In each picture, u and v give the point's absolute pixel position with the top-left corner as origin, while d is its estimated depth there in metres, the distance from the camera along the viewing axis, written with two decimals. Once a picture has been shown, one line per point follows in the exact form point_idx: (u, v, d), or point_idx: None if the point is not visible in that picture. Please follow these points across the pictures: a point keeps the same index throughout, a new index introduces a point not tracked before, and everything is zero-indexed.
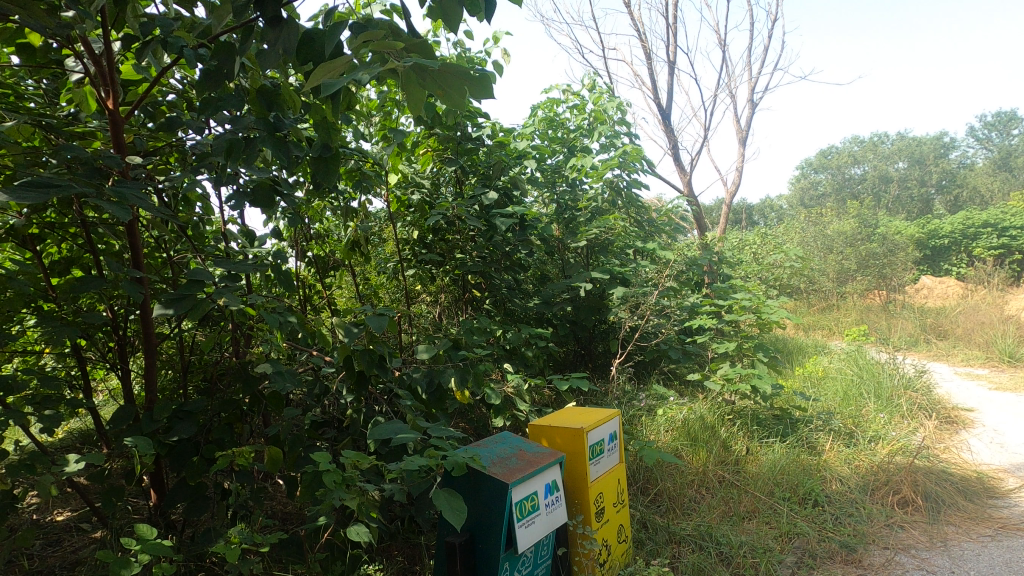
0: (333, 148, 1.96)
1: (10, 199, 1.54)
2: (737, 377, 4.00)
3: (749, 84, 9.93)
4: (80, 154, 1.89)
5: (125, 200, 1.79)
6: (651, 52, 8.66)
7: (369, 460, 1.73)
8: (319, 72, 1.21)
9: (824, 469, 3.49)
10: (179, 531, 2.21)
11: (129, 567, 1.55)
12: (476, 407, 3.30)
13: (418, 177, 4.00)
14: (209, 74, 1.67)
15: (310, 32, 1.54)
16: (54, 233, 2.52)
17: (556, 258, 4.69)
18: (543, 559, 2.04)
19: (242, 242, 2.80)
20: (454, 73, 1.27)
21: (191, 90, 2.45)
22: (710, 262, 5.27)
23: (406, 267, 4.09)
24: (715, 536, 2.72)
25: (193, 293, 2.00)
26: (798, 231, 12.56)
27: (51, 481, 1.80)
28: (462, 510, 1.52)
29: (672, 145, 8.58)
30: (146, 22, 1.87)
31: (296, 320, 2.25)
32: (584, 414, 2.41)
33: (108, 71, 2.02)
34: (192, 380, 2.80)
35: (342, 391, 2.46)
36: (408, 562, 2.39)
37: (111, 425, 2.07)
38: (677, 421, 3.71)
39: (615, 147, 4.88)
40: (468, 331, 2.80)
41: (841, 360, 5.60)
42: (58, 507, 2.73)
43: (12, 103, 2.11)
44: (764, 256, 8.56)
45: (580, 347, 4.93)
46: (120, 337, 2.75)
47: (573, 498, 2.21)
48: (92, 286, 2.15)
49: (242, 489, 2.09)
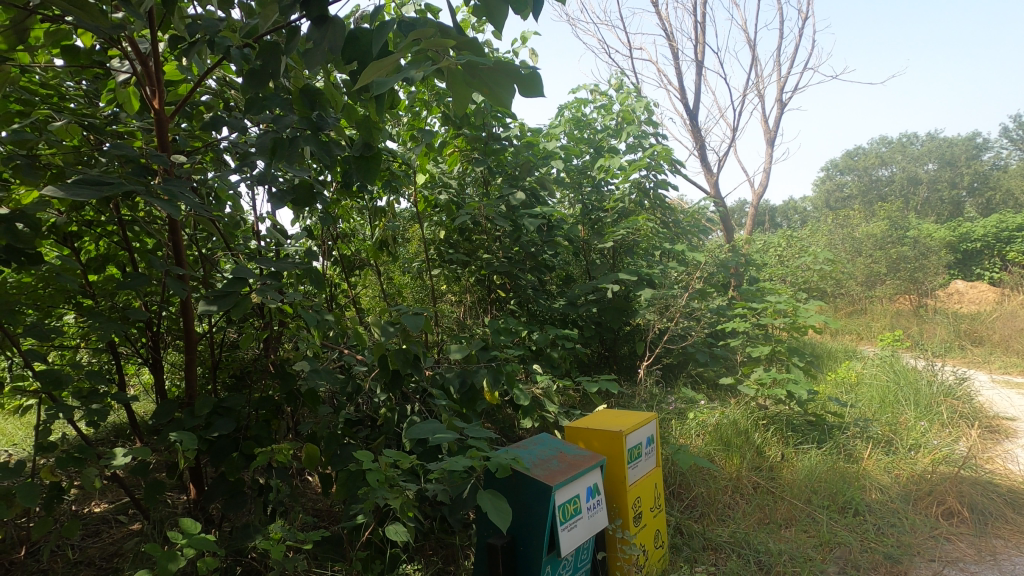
0: (374, 147, 1.98)
1: (67, 197, 1.57)
2: (772, 381, 3.92)
3: (778, 83, 9.80)
4: (130, 153, 1.94)
5: (174, 198, 1.83)
6: (679, 52, 8.59)
7: (409, 461, 1.73)
8: (368, 71, 1.19)
9: (864, 478, 3.41)
10: (217, 527, 2.24)
11: (177, 560, 1.58)
12: (504, 408, 3.29)
13: (445, 177, 4.00)
14: (253, 73, 1.66)
15: (354, 31, 1.53)
16: (91, 231, 2.56)
17: (581, 259, 4.66)
18: (583, 563, 2.03)
19: (273, 241, 2.81)
20: (503, 70, 1.24)
21: (228, 90, 2.48)
22: (738, 264, 5.22)
23: (432, 267, 4.11)
24: (752, 543, 2.68)
25: (236, 290, 2.05)
26: (825, 233, 12.35)
27: (97, 474, 1.83)
28: (508, 512, 1.51)
29: (699, 146, 8.49)
30: (191, 24, 1.90)
31: (332, 318, 2.27)
32: (621, 416, 2.38)
33: (154, 71, 2.06)
34: (224, 376, 2.83)
35: (375, 390, 2.49)
36: (443, 562, 2.38)
37: (154, 420, 2.11)
38: (709, 425, 3.66)
39: (642, 148, 4.84)
40: (496, 331, 2.81)
41: (875, 365, 5.48)
42: (96, 499, 2.78)
43: (56, 103, 2.15)
44: (789, 259, 8.46)
45: (605, 348, 4.88)
46: (155, 333, 2.79)
47: (611, 502, 2.18)
48: (134, 283, 2.19)
49: (281, 485, 2.11)
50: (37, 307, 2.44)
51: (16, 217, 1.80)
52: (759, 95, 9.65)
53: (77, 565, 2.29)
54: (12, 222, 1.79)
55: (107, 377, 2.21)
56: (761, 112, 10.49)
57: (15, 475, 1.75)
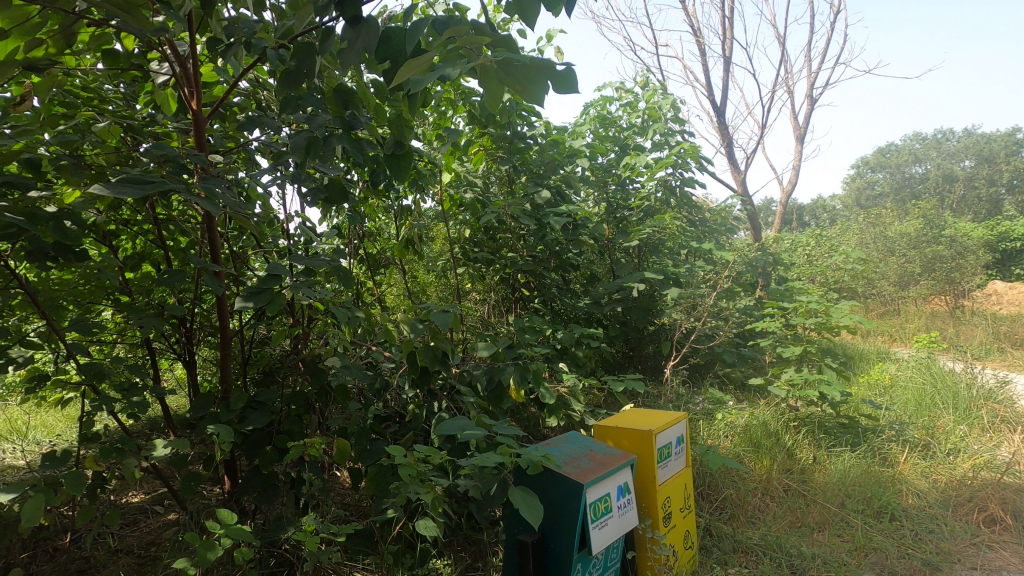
0: (406, 145, 2.01)
1: (113, 195, 1.62)
2: (803, 383, 3.85)
3: (809, 79, 9.59)
4: (169, 153, 1.98)
5: (213, 196, 1.87)
6: (706, 48, 8.47)
7: (440, 457, 1.74)
8: (404, 70, 1.19)
9: (900, 482, 3.33)
10: (251, 518, 2.29)
11: (215, 550, 1.63)
12: (529, 407, 3.29)
13: (470, 176, 4.01)
14: (288, 73, 1.68)
15: (388, 30, 1.52)
16: (128, 229, 2.63)
17: (606, 258, 4.64)
18: (612, 562, 2.03)
19: (303, 239, 2.86)
20: (537, 67, 1.23)
21: (261, 91, 2.52)
22: (767, 263, 5.13)
23: (456, 266, 4.13)
24: (784, 547, 2.63)
25: (270, 287, 2.09)
26: (856, 232, 12.06)
27: (137, 465, 1.89)
28: (539, 509, 1.51)
29: (726, 143, 8.36)
30: (229, 27, 1.95)
31: (362, 315, 2.30)
32: (650, 416, 2.36)
33: (192, 73, 2.12)
34: (255, 371, 2.89)
35: (403, 387, 2.51)
36: (471, 558, 2.39)
37: (190, 413, 2.16)
38: (738, 427, 3.61)
39: (669, 145, 4.79)
40: (522, 329, 2.81)
41: (910, 367, 5.35)
42: (133, 489, 2.86)
43: (97, 106, 2.22)
44: (819, 259, 8.29)
45: (629, 348, 4.84)
46: (188, 329, 2.86)
47: (640, 501, 2.16)
48: (174, 280, 2.26)
49: (313, 479, 2.15)
50: (78, 303, 2.52)
51: (63, 215, 1.86)
52: (789, 91, 9.46)
53: (117, 553, 2.36)
54: (60, 220, 1.86)
55: (145, 371, 2.28)
56: (791, 108, 10.29)
57: (61, 464, 1.81)
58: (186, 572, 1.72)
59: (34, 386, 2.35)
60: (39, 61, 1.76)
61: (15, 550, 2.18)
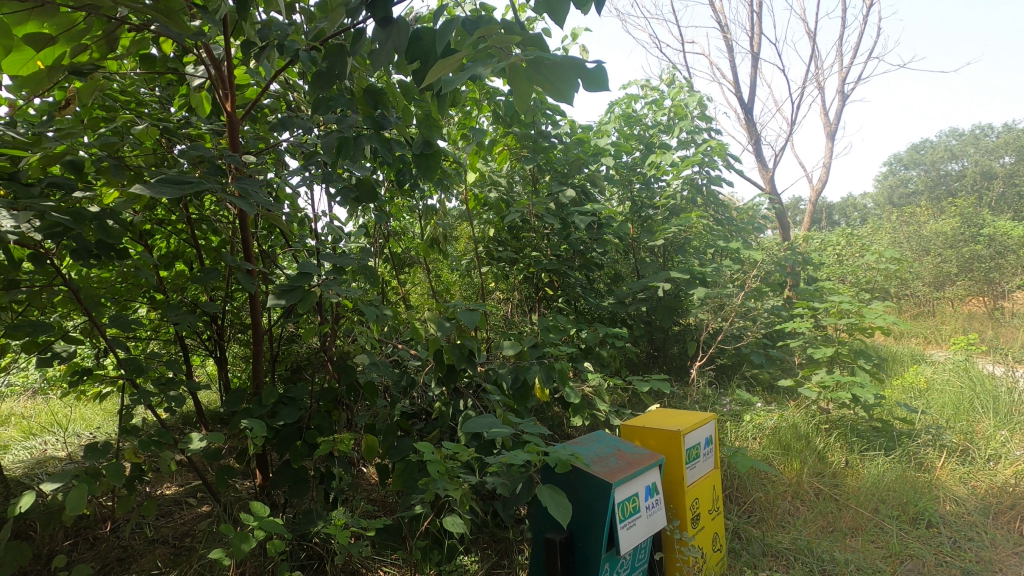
0: (434, 145, 2.02)
1: (152, 195, 1.67)
2: (835, 385, 3.76)
3: (839, 75, 9.37)
4: (205, 153, 2.03)
5: (248, 196, 1.91)
6: (733, 44, 8.34)
7: (467, 455, 1.76)
8: (435, 70, 1.19)
9: (937, 488, 3.23)
10: (282, 512, 2.34)
11: (249, 541, 1.67)
12: (553, 406, 3.28)
13: (495, 176, 4.02)
14: (319, 74, 1.68)
15: (418, 31, 1.52)
16: (163, 229, 2.70)
17: (631, 257, 4.61)
18: (640, 563, 2.01)
19: (330, 237, 2.90)
20: (567, 65, 1.22)
21: (290, 93, 2.57)
22: (795, 262, 5.03)
23: (480, 265, 4.16)
24: (816, 552, 2.58)
25: (302, 285, 2.12)
26: (889, 231, 11.75)
27: (173, 457, 1.94)
28: (567, 507, 1.51)
29: (753, 140, 8.22)
30: (262, 31, 1.99)
31: (389, 313, 2.33)
32: (678, 416, 2.34)
33: (227, 75, 2.16)
34: (284, 367, 2.94)
35: (429, 385, 2.53)
36: (497, 556, 2.40)
37: (223, 408, 2.22)
38: (766, 428, 3.58)
39: (695, 143, 4.73)
40: (547, 328, 2.81)
41: (947, 370, 5.19)
42: (167, 482, 2.94)
43: (135, 109, 2.29)
44: (850, 259, 8.10)
45: (654, 348, 4.79)
46: (220, 327, 2.93)
47: (668, 502, 2.14)
48: (210, 278, 2.32)
49: (342, 474, 2.19)
50: (116, 300, 2.60)
51: (105, 215, 1.93)
52: (819, 88, 9.25)
53: (153, 542, 2.43)
54: (102, 219, 1.92)
55: (180, 367, 2.34)
56: (820, 105, 10.07)
57: (101, 455, 1.87)
58: (221, 563, 1.76)
59: (75, 381, 2.44)
60: (83, 66, 1.82)
61: (58, 538, 2.29)
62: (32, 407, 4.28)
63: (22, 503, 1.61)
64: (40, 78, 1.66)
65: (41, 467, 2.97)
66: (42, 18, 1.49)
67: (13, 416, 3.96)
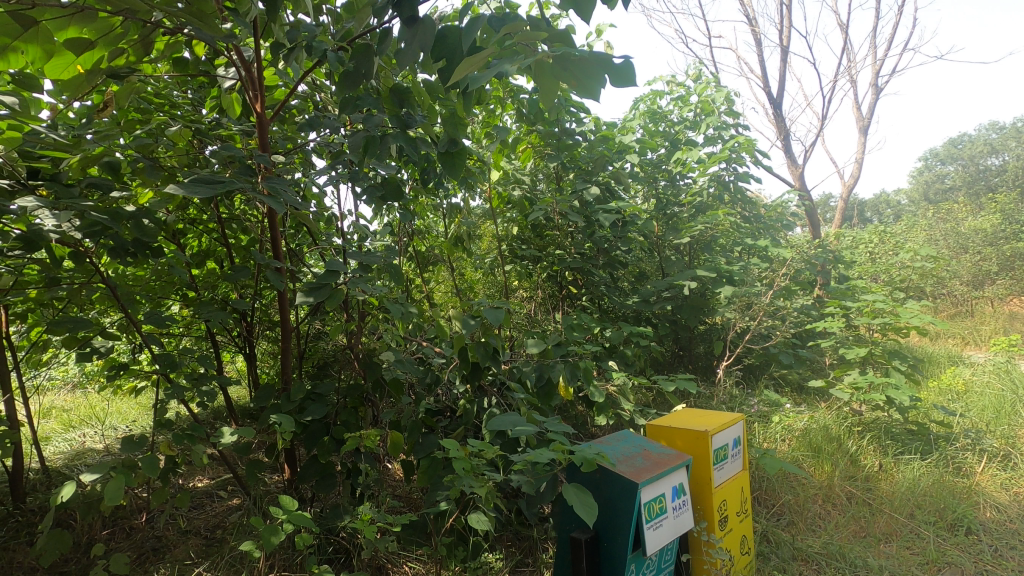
0: (460, 143, 2.02)
1: (186, 194, 1.71)
2: (868, 386, 3.66)
3: (873, 67, 9.10)
4: (237, 153, 2.07)
5: (278, 194, 1.94)
6: (762, 37, 8.17)
7: (491, 452, 1.76)
8: (461, 69, 1.18)
9: (976, 494, 3.13)
10: (310, 506, 2.38)
11: (278, 534, 1.70)
12: (577, 405, 3.27)
13: (518, 174, 4.02)
14: (346, 74, 1.70)
15: (443, 29, 1.51)
16: (194, 228, 2.76)
17: (655, 255, 4.56)
18: (666, 564, 2.00)
19: (356, 235, 2.93)
20: (594, 61, 1.20)
21: (317, 94, 2.60)
22: (826, 261, 4.92)
23: (504, 263, 4.16)
24: (848, 557, 2.52)
25: (330, 283, 2.15)
26: (924, 229, 11.38)
27: (206, 451, 1.99)
28: (593, 506, 1.50)
29: (782, 136, 8.04)
30: (291, 33, 2.01)
31: (414, 311, 2.35)
32: (706, 416, 2.31)
33: (257, 77, 2.20)
34: (311, 364, 2.99)
35: (454, 382, 2.55)
36: (521, 554, 2.40)
37: (254, 403, 2.26)
38: (796, 430, 3.52)
39: (723, 140, 4.65)
40: (571, 326, 2.80)
41: (987, 372, 5.00)
42: (199, 474, 3.01)
43: (169, 112, 2.35)
44: (883, 257, 7.88)
45: (679, 347, 4.74)
46: (249, 324, 2.98)
47: (696, 504, 2.12)
48: (241, 276, 2.37)
49: (368, 469, 2.21)
50: (151, 298, 2.67)
51: (141, 214, 1.98)
52: (851, 81, 9.00)
53: (185, 533, 2.50)
54: (138, 218, 1.97)
55: (211, 362, 2.40)
56: (853, 98, 9.80)
57: (137, 448, 1.93)
58: (251, 555, 1.80)
59: (113, 375, 2.52)
60: (120, 69, 1.87)
61: (97, 527, 2.37)
62: (72, 401, 4.43)
63: (63, 493, 1.67)
64: (80, 82, 1.71)
65: (80, 459, 3.08)
66: (81, 24, 1.53)
67: (54, 409, 4.11)
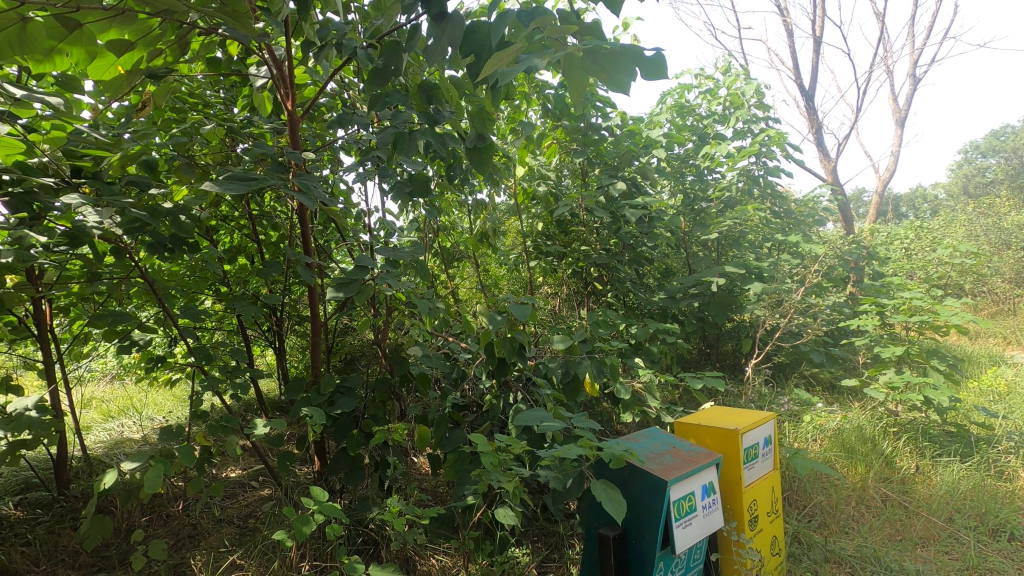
0: (488, 139, 2.01)
1: (221, 191, 1.74)
2: (904, 386, 3.55)
3: (911, 57, 8.81)
4: (269, 150, 2.10)
5: (309, 190, 1.96)
6: (793, 28, 7.97)
7: (518, 448, 1.76)
8: (490, 64, 1.17)
9: (1020, 499, 3.01)
10: (339, 498, 2.42)
11: (310, 524, 1.74)
12: (603, 401, 3.26)
13: (543, 169, 4.00)
14: (376, 72, 1.71)
15: (472, 25, 1.51)
16: (227, 225, 2.83)
17: (682, 252, 4.51)
18: (695, 563, 1.98)
19: (383, 231, 2.96)
20: (625, 55, 1.18)
21: (345, 92, 2.63)
22: (860, 256, 4.79)
23: (528, 259, 4.15)
24: (883, 561, 2.45)
25: (359, 278, 2.17)
26: (964, 224, 10.97)
27: (239, 442, 2.04)
28: (622, 503, 1.49)
29: (814, 129, 7.84)
30: (321, 31, 2.04)
31: (441, 306, 2.36)
32: (736, 415, 2.28)
33: (287, 75, 2.23)
34: (339, 358, 3.04)
35: (480, 377, 2.56)
36: (548, 549, 2.41)
37: (285, 396, 2.31)
38: (828, 429, 3.46)
39: (752, 133, 4.56)
40: (597, 323, 2.78)
41: None
42: (231, 465, 3.09)
43: (202, 111, 2.40)
44: (919, 254, 7.63)
45: (706, 345, 4.67)
46: (279, 318, 3.04)
47: (725, 503, 2.09)
48: (273, 271, 2.42)
49: (396, 462, 2.24)
50: (185, 293, 2.74)
51: (178, 211, 2.04)
52: (887, 72, 8.72)
53: (220, 522, 2.57)
54: (175, 215, 2.03)
55: (244, 356, 2.45)
56: (889, 90, 9.49)
57: (175, 438, 1.98)
58: (284, 543, 1.83)
59: (150, 367, 2.60)
60: (158, 69, 1.92)
61: (136, 514, 2.46)
62: (110, 392, 4.59)
63: (105, 480, 1.72)
64: (120, 82, 1.76)
65: (119, 448, 3.18)
66: (123, 25, 1.57)
67: (94, 399, 4.26)
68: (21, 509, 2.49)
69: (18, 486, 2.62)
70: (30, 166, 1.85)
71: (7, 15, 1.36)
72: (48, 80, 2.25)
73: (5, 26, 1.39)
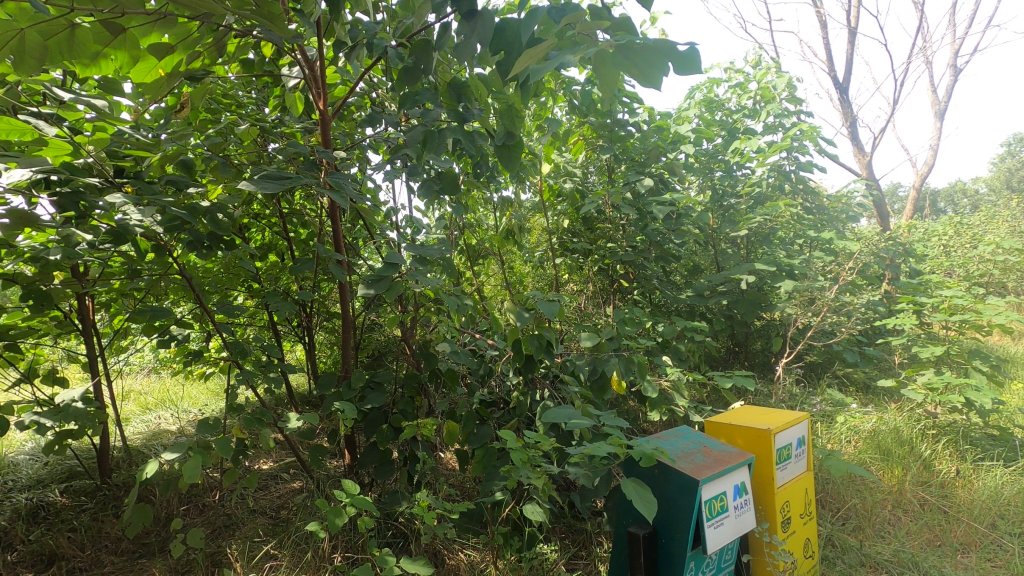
0: (517, 136, 2.02)
1: (256, 190, 1.79)
2: (943, 387, 3.44)
3: (951, 47, 8.51)
4: (302, 150, 2.14)
5: (341, 188, 1.99)
6: (826, 18, 7.76)
7: (547, 445, 1.76)
8: (521, 61, 1.17)
9: None
10: (369, 492, 2.46)
11: (342, 516, 1.77)
12: (629, 400, 3.23)
13: (569, 166, 3.99)
14: (406, 71, 1.72)
15: (501, 23, 1.50)
16: (259, 223, 2.89)
17: (710, 249, 4.44)
18: (727, 564, 1.95)
19: (411, 229, 2.99)
20: (657, 48, 1.17)
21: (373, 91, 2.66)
22: (896, 254, 4.65)
23: (554, 256, 4.14)
24: (921, 566, 2.38)
25: (389, 275, 2.19)
26: (1006, 220, 10.55)
27: (273, 434, 2.08)
28: (653, 502, 1.48)
29: (848, 123, 7.63)
30: (353, 32, 2.06)
31: (469, 303, 2.37)
32: (768, 414, 2.24)
33: (318, 75, 2.27)
34: (367, 354, 3.08)
35: (507, 374, 2.57)
36: (575, 546, 2.41)
37: (317, 390, 2.36)
38: (863, 431, 3.38)
39: (784, 128, 4.46)
40: (623, 320, 2.76)
41: None
42: (264, 457, 3.17)
43: (236, 112, 2.46)
44: (958, 251, 7.38)
45: (735, 343, 4.60)
46: (309, 314, 3.10)
47: (757, 504, 2.06)
48: (304, 267, 2.47)
49: (425, 457, 2.26)
50: (219, 289, 2.82)
51: (215, 210, 2.09)
52: (926, 62, 8.43)
53: (253, 512, 2.64)
54: (213, 213, 2.08)
55: (276, 350, 2.50)
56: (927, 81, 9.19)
57: (212, 430, 2.04)
58: (317, 535, 1.87)
59: (186, 361, 2.68)
60: (196, 71, 1.97)
61: (174, 503, 2.55)
62: (148, 385, 4.74)
63: (147, 470, 1.77)
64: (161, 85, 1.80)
65: (157, 439, 3.30)
66: (164, 28, 1.62)
67: (132, 391, 4.41)
68: (67, 496, 2.60)
69: (63, 474, 2.75)
70: (76, 166, 1.91)
71: (57, 21, 1.41)
72: (91, 84, 2.34)
73: (56, 32, 1.44)
